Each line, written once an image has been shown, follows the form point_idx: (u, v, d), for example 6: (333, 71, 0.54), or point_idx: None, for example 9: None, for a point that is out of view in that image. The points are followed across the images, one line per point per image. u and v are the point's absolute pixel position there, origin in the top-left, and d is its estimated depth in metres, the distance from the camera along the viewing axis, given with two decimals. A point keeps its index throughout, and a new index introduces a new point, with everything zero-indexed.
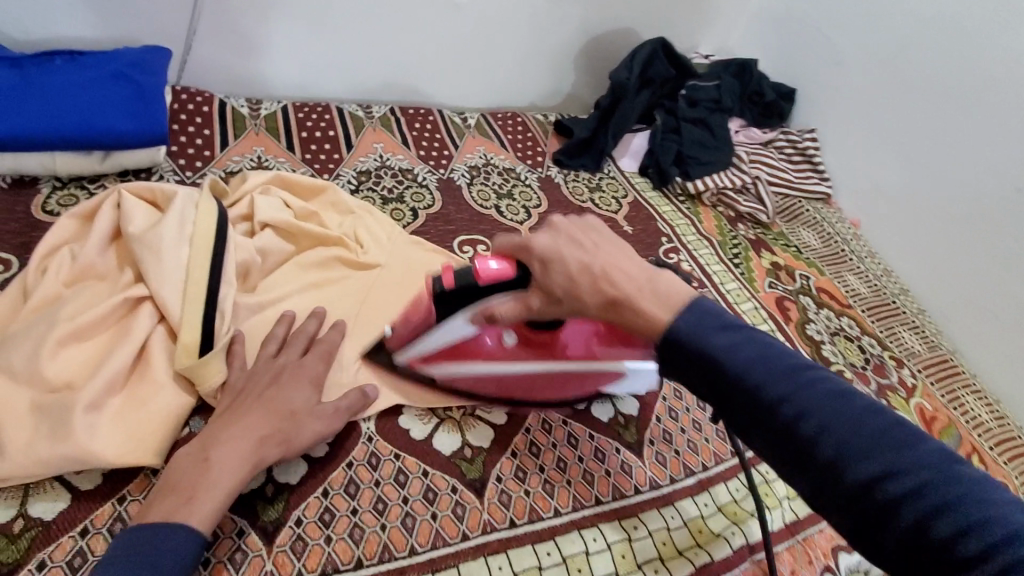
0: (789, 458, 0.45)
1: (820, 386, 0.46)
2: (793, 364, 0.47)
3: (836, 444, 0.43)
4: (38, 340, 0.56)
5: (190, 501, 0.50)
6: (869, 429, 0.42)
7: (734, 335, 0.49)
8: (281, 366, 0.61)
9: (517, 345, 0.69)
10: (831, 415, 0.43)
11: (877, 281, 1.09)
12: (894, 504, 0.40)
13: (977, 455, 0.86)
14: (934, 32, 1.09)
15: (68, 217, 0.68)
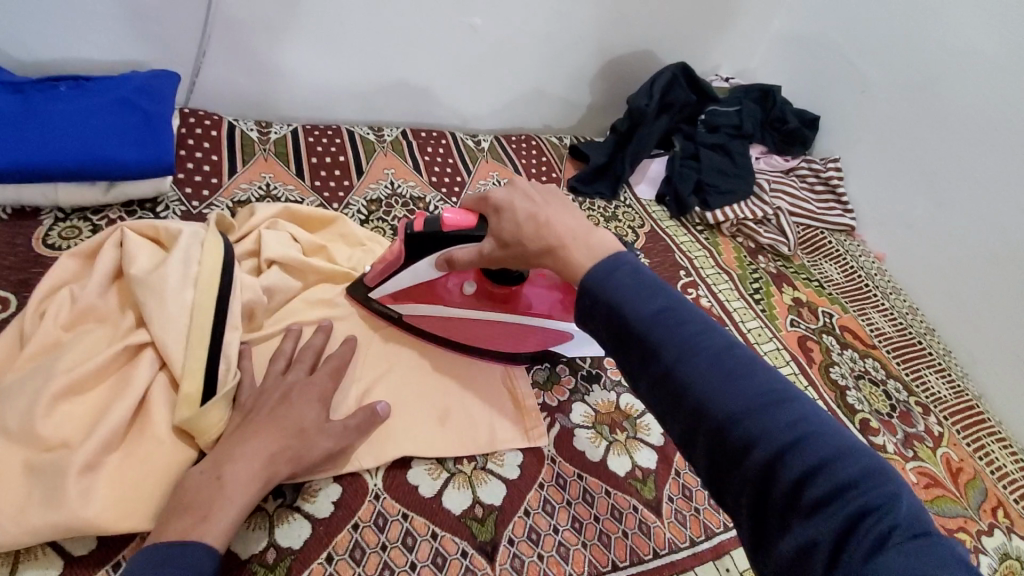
0: (664, 402, 0.44)
1: (703, 333, 0.44)
2: (684, 311, 0.45)
3: (703, 390, 0.41)
4: (33, 394, 0.53)
5: (205, 519, 0.49)
6: (744, 379, 0.41)
7: (635, 280, 0.47)
8: (290, 384, 0.61)
9: (478, 294, 0.74)
10: (709, 360, 0.42)
11: (902, 319, 1.05)
12: (746, 451, 0.39)
13: (1003, 509, 0.82)
14: (967, 62, 1.04)
15: (69, 256, 0.65)
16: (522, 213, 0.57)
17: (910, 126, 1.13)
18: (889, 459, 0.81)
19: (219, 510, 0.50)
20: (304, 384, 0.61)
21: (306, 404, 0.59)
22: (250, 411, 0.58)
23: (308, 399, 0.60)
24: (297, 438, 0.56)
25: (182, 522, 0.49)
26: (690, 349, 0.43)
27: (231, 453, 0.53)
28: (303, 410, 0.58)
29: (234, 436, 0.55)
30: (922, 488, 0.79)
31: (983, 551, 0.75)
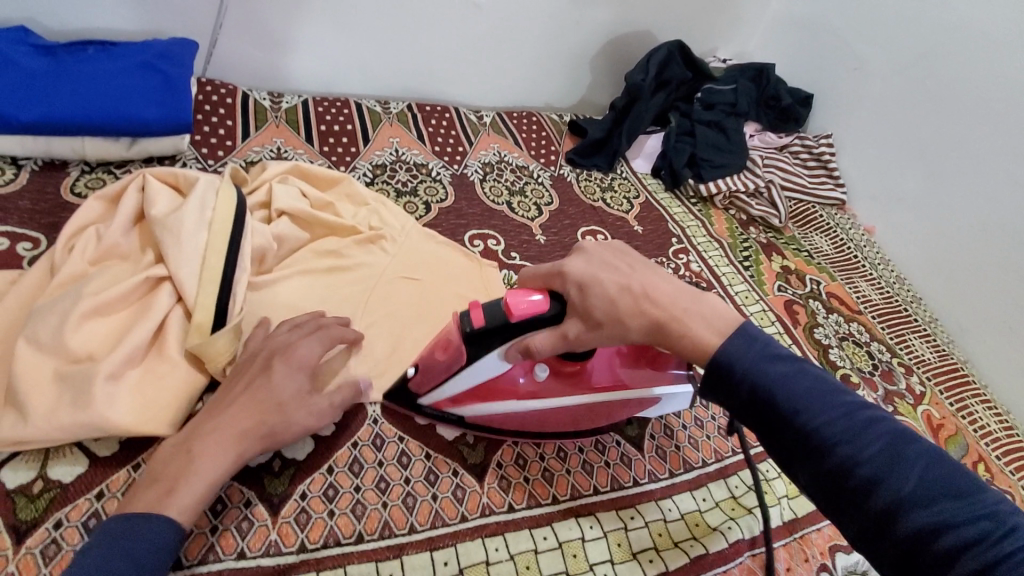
0: (830, 488, 0.46)
1: (879, 428, 0.46)
2: (849, 404, 0.48)
3: (891, 488, 0.43)
4: (62, 314, 0.58)
5: (169, 494, 0.49)
6: (912, 463, 0.43)
7: (781, 362, 0.51)
8: (272, 351, 0.60)
9: (556, 379, 0.65)
10: (872, 443, 0.45)
11: (889, 288, 1.08)
12: (949, 557, 0.39)
13: (983, 464, 0.85)
14: (958, 41, 1.07)
15: (95, 199, 0.71)
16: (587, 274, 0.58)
17: (904, 103, 1.15)
18: None
19: (184, 484, 0.50)
20: (285, 353, 0.59)
21: (287, 373, 0.58)
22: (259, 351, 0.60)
23: (288, 367, 0.58)
24: (270, 414, 0.55)
25: (151, 491, 0.50)
26: (850, 432, 0.46)
27: (204, 426, 0.53)
28: (280, 382, 0.57)
29: (211, 409, 0.55)
30: None
31: None
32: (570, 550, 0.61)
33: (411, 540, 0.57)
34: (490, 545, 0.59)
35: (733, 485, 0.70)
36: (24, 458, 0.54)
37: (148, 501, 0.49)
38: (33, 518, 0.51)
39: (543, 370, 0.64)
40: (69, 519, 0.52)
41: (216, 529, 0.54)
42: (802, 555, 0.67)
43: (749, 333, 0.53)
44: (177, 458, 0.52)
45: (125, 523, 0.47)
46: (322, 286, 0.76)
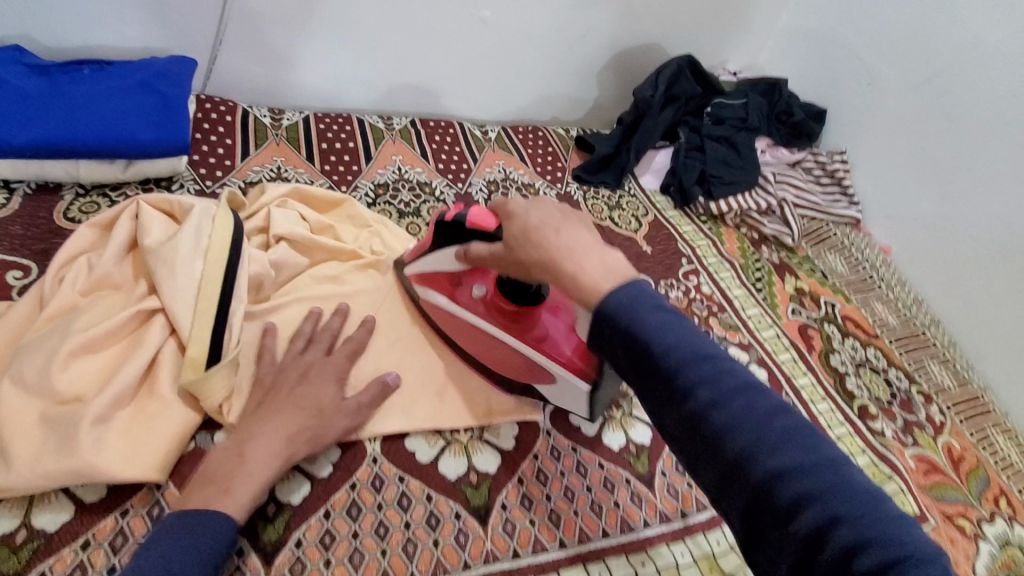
0: (697, 449, 0.43)
1: (738, 380, 0.43)
2: (716, 354, 0.44)
3: (743, 441, 0.40)
4: (50, 351, 0.56)
5: (226, 492, 0.52)
6: (768, 417, 0.41)
7: (656, 309, 0.46)
8: (307, 364, 0.63)
9: (490, 304, 0.70)
10: (746, 409, 0.41)
11: (905, 310, 1.05)
12: (789, 511, 0.38)
13: (1006, 499, 0.81)
14: (977, 55, 1.04)
15: (87, 226, 0.68)
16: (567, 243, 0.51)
17: (920, 118, 1.12)
18: (887, 445, 0.82)
19: (240, 484, 0.52)
20: (321, 368, 0.63)
21: (323, 386, 0.62)
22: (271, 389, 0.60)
23: (324, 381, 0.62)
24: (315, 418, 0.59)
25: (207, 491, 0.52)
26: (725, 395, 0.42)
27: (253, 431, 0.56)
28: (324, 390, 0.61)
29: (256, 415, 0.58)
30: (920, 474, 0.80)
31: (982, 537, 0.75)
32: None
33: None
34: None
35: None
36: (8, 504, 0.51)
37: (205, 500, 0.51)
38: (16, 570, 0.49)
39: (490, 288, 0.70)
40: (53, 571, 0.49)
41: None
42: None
43: (638, 285, 0.48)
44: (227, 460, 0.54)
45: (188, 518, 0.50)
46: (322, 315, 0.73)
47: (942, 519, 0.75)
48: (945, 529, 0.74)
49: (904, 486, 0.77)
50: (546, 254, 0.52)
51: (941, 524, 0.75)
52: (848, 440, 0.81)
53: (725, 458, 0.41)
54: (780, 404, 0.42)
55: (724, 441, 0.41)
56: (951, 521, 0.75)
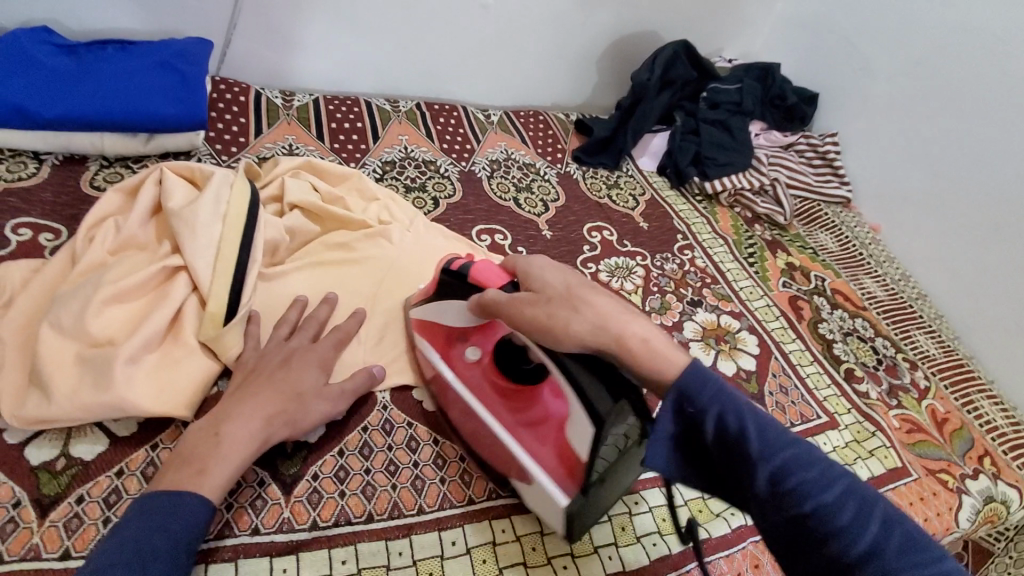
0: (786, 537, 0.44)
1: (837, 483, 0.44)
2: (809, 456, 0.45)
3: (854, 549, 0.41)
4: (84, 300, 0.60)
5: (201, 473, 0.51)
6: (870, 521, 0.42)
7: (745, 414, 0.46)
8: (291, 349, 0.63)
9: (483, 371, 0.66)
10: (839, 499, 0.43)
11: (894, 285, 1.09)
12: None
13: (989, 458, 0.85)
14: (963, 38, 1.08)
15: (114, 191, 0.73)
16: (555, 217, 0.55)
17: (910, 100, 1.16)
18: (871, 405, 0.86)
19: (215, 464, 0.52)
20: (303, 352, 0.63)
21: (306, 368, 0.62)
22: (253, 369, 0.61)
23: (307, 364, 0.62)
24: (292, 401, 0.58)
25: (180, 473, 0.51)
26: (816, 484, 0.43)
27: (231, 410, 0.56)
28: (303, 374, 0.61)
29: (233, 397, 0.57)
30: (904, 433, 0.84)
31: (965, 491, 0.79)
32: (574, 533, 0.62)
33: (420, 521, 0.59)
34: (497, 527, 0.61)
35: None
36: (48, 436, 0.57)
37: (176, 482, 0.51)
38: (56, 493, 0.53)
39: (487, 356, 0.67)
40: (90, 494, 0.54)
41: (231, 505, 0.55)
42: None
43: (720, 385, 0.47)
44: (203, 441, 0.54)
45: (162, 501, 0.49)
46: (333, 277, 0.77)
47: (925, 473, 0.79)
48: (927, 482, 0.78)
49: (886, 441, 0.81)
50: None
51: (924, 478, 0.79)
52: (834, 401, 0.85)
53: (821, 548, 0.42)
54: (866, 491, 0.44)
55: (819, 532, 0.42)
56: (933, 475, 0.79)
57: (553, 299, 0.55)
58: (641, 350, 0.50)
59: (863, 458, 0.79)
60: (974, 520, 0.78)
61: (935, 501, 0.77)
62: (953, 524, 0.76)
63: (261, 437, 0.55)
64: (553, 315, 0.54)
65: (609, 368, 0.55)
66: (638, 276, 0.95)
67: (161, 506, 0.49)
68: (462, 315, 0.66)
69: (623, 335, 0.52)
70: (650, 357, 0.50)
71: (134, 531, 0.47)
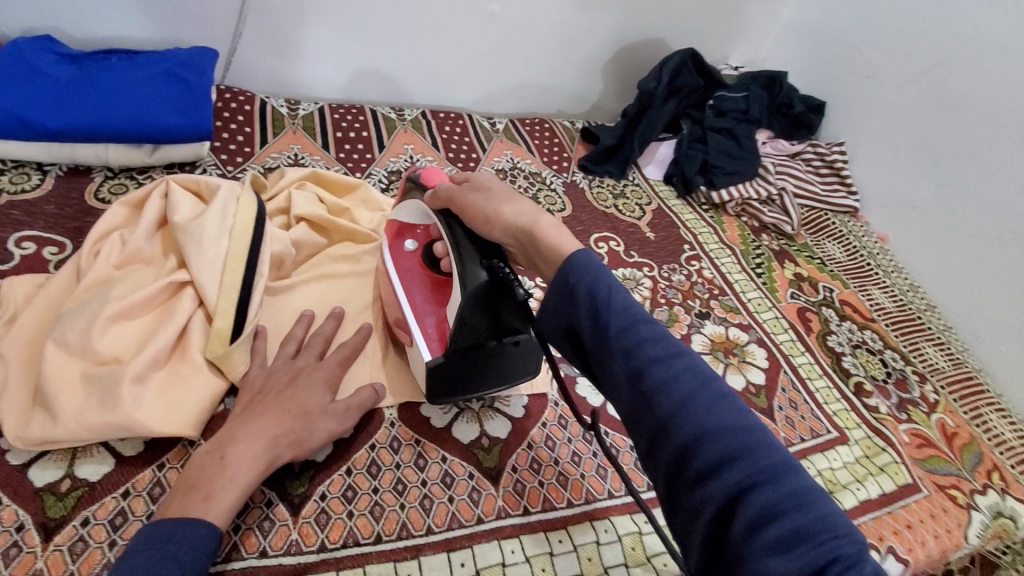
0: (631, 410, 0.44)
1: (669, 351, 0.43)
2: (653, 326, 0.45)
3: (668, 407, 0.41)
4: (90, 317, 0.60)
5: (207, 498, 0.51)
6: (690, 385, 0.42)
7: (601, 284, 0.46)
8: (298, 368, 0.63)
9: (417, 261, 0.72)
10: (683, 375, 0.42)
11: (901, 295, 1.08)
12: (701, 473, 0.39)
13: (998, 473, 0.84)
14: (973, 46, 1.07)
15: (119, 204, 0.72)
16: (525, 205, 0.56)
17: (920, 109, 1.15)
18: (881, 419, 0.85)
19: (221, 489, 0.51)
20: (310, 371, 0.63)
21: (313, 387, 0.61)
22: (259, 390, 0.60)
23: (314, 383, 0.61)
24: (299, 421, 0.57)
25: (186, 500, 0.50)
26: (666, 359, 0.43)
27: (237, 432, 0.55)
28: (309, 393, 0.60)
29: (239, 419, 0.57)
30: (914, 448, 0.83)
31: (975, 507, 0.78)
32: (584, 553, 0.62)
33: (429, 541, 0.58)
34: (506, 547, 0.60)
35: None
36: (53, 456, 0.56)
37: (183, 508, 0.50)
38: (62, 515, 0.53)
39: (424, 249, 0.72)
40: (96, 517, 0.53)
41: (238, 527, 0.55)
42: None
43: (585, 259, 0.48)
44: (209, 463, 0.53)
45: (168, 528, 0.48)
46: (341, 290, 0.76)
47: (935, 489, 0.79)
48: (938, 498, 0.78)
49: (896, 457, 0.81)
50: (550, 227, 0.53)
51: (935, 494, 0.78)
52: (843, 415, 0.84)
53: (657, 421, 0.41)
54: (715, 375, 0.43)
55: (657, 403, 0.42)
56: (943, 491, 0.79)
57: (492, 188, 0.59)
58: (550, 234, 0.52)
59: (874, 474, 0.78)
60: (983, 536, 0.78)
61: (945, 518, 0.76)
62: (963, 540, 0.76)
63: (268, 460, 0.54)
64: (488, 213, 0.57)
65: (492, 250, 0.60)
66: (645, 287, 0.94)
67: (168, 536, 0.48)
68: (412, 210, 0.71)
69: (537, 222, 0.54)
70: (556, 240, 0.51)
71: (140, 564, 0.46)
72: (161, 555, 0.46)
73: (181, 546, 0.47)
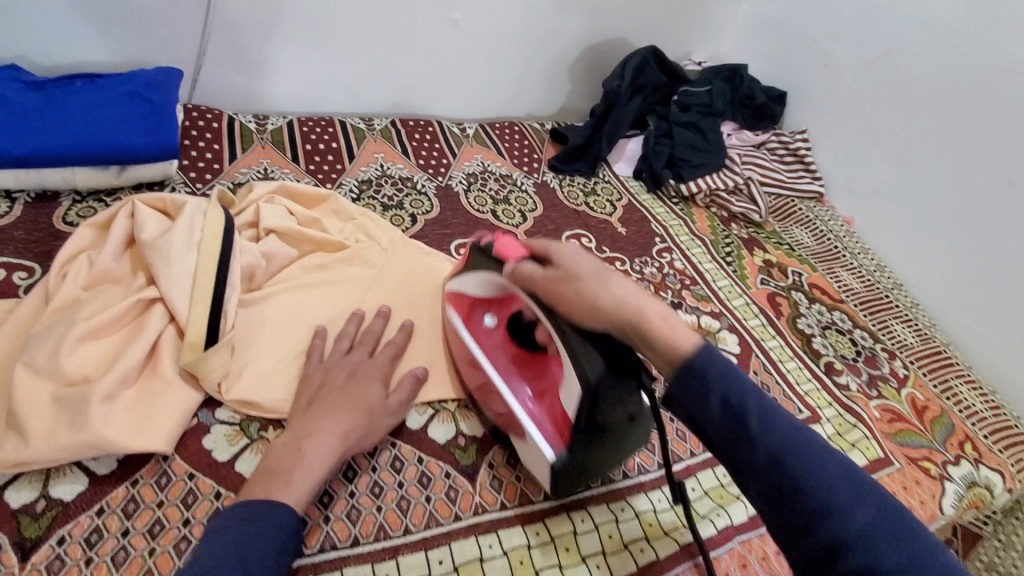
0: (763, 489, 0.49)
1: (790, 432, 0.49)
2: (770, 407, 0.51)
3: (802, 489, 0.47)
4: (58, 338, 0.60)
5: (288, 484, 0.54)
6: (813, 468, 0.47)
7: (720, 367, 0.52)
8: (354, 365, 0.67)
9: (501, 337, 0.70)
10: (810, 459, 0.48)
11: (870, 276, 1.11)
12: (838, 555, 0.44)
13: (970, 443, 0.86)
14: (923, 30, 1.10)
15: (86, 226, 0.72)
16: (630, 307, 0.57)
17: (879, 95, 1.18)
18: (852, 397, 0.87)
19: (299, 476, 0.55)
20: (366, 367, 0.67)
21: (369, 383, 0.65)
22: (320, 387, 0.64)
23: (369, 379, 0.65)
24: (364, 417, 0.62)
25: (269, 484, 0.54)
26: (791, 444, 0.49)
27: (311, 429, 0.59)
28: (367, 391, 0.64)
29: (307, 416, 0.61)
30: (885, 423, 0.85)
31: (948, 478, 0.80)
32: (562, 543, 0.63)
33: (406, 541, 0.59)
34: (484, 542, 0.61)
35: (690, 488, 0.71)
36: (26, 479, 0.56)
37: (266, 491, 0.53)
38: (37, 536, 0.53)
39: (507, 322, 0.70)
40: (72, 535, 0.54)
41: (187, 522, 0.57)
42: (741, 561, 0.67)
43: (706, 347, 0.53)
44: (288, 455, 0.57)
45: (249, 510, 0.52)
46: (311, 299, 0.77)
47: (907, 462, 0.81)
48: (909, 470, 0.80)
49: (867, 433, 0.83)
50: (624, 290, 0.58)
51: (906, 466, 0.80)
52: (815, 394, 0.86)
53: (791, 503, 0.47)
54: (831, 451, 0.50)
55: (788, 486, 0.47)
56: (915, 463, 0.81)
57: (583, 275, 0.59)
58: (662, 327, 0.55)
59: (846, 450, 0.80)
60: (958, 506, 0.79)
61: (919, 489, 0.78)
62: (937, 511, 0.77)
63: (339, 451, 0.58)
64: (590, 276, 0.59)
65: (603, 339, 0.58)
66: None
67: (255, 515, 0.51)
68: (486, 283, 0.69)
69: (645, 315, 0.56)
70: (675, 336, 0.54)
71: (235, 535, 0.49)
72: (247, 532, 0.50)
73: (265, 524, 0.51)
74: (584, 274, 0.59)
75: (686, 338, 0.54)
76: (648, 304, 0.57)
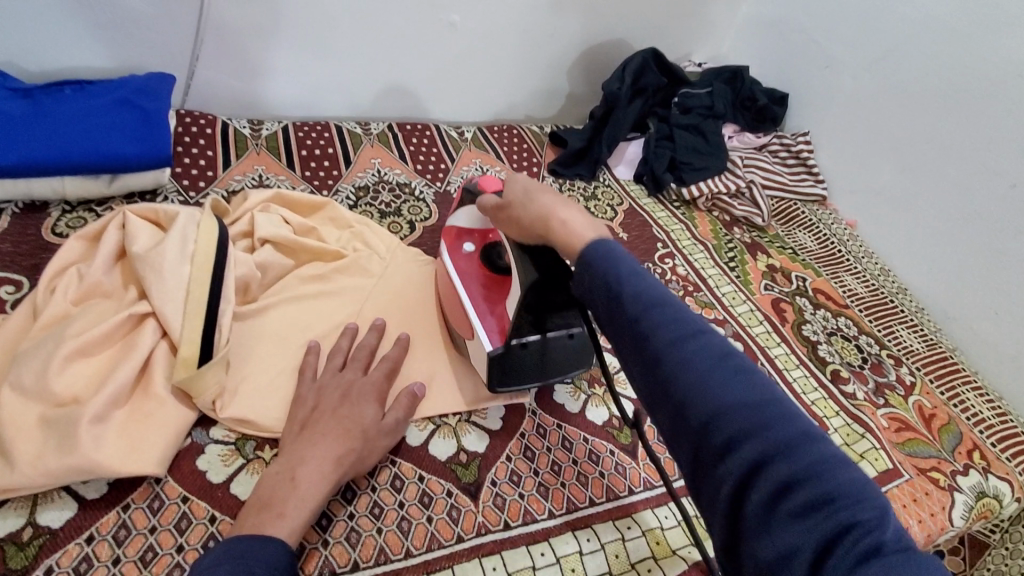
0: (650, 388, 0.43)
1: (682, 324, 0.43)
2: (662, 298, 0.44)
3: (684, 386, 0.40)
4: (46, 356, 0.58)
5: (282, 516, 0.53)
6: (697, 360, 0.41)
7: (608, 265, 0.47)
8: (349, 382, 0.65)
9: (477, 262, 0.74)
10: (698, 351, 0.41)
11: (874, 280, 1.09)
12: (718, 456, 0.38)
13: (978, 452, 0.85)
14: (927, 31, 1.08)
15: (75, 238, 0.70)
16: (543, 212, 0.56)
17: (882, 96, 1.16)
18: (858, 406, 0.86)
19: (294, 507, 0.53)
20: (360, 385, 0.65)
21: (363, 403, 0.63)
22: (316, 408, 0.62)
23: (364, 398, 0.63)
24: (359, 440, 0.60)
25: (261, 517, 0.52)
26: (680, 337, 0.42)
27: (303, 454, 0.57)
28: (363, 411, 0.62)
29: (302, 439, 0.59)
30: (892, 432, 0.84)
31: (957, 489, 0.79)
32: (567, 564, 0.61)
33: (407, 565, 0.58)
34: (488, 564, 0.60)
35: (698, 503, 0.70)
36: (13, 505, 0.54)
37: (259, 525, 0.52)
38: (24, 566, 0.51)
39: (484, 249, 0.74)
40: (60, 564, 0.52)
41: (181, 547, 0.55)
42: None
43: (602, 246, 0.49)
44: (281, 484, 0.55)
45: (239, 546, 0.49)
46: (307, 311, 0.75)
47: (916, 472, 0.79)
48: (919, 482, 0.78)
49: (876, 443, 0.81)
50: (542, 201, 0.57)
51: (916, 478, 0.79)
52: (822, 404, 0.85)
53: (674, 402, 0.41)
54: (728, 344, 0.42)
55: (670, 381, 0.41)
56: (924, 474, 0.79)
57: (513, 201, 0.61)
58: (559, 226, 0.54)
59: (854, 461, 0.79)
60: (967, 517, 0.78)
61: (928, 501, 0.77)
62: (947, 523, 0.76)
63: (335, 478, 0.57)
64: (523, 193, 0.60)
65: (543, 250, 0.63)
66: None
67: (245, 551, 0.48)
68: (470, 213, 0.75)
69: (552, 215, 0.55)
70: (572, 231, 0.52)
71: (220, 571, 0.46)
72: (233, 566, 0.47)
73: (253, 558, 0.48)
74: (517, 197, 0.61)
75: (581, 232, 0.52)
76: (561, 209, 0.55)
